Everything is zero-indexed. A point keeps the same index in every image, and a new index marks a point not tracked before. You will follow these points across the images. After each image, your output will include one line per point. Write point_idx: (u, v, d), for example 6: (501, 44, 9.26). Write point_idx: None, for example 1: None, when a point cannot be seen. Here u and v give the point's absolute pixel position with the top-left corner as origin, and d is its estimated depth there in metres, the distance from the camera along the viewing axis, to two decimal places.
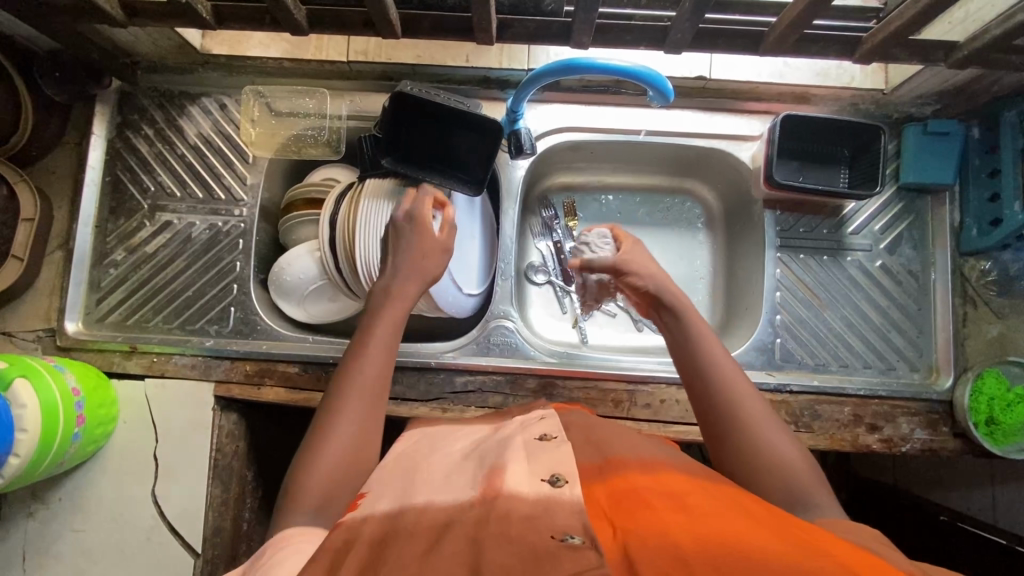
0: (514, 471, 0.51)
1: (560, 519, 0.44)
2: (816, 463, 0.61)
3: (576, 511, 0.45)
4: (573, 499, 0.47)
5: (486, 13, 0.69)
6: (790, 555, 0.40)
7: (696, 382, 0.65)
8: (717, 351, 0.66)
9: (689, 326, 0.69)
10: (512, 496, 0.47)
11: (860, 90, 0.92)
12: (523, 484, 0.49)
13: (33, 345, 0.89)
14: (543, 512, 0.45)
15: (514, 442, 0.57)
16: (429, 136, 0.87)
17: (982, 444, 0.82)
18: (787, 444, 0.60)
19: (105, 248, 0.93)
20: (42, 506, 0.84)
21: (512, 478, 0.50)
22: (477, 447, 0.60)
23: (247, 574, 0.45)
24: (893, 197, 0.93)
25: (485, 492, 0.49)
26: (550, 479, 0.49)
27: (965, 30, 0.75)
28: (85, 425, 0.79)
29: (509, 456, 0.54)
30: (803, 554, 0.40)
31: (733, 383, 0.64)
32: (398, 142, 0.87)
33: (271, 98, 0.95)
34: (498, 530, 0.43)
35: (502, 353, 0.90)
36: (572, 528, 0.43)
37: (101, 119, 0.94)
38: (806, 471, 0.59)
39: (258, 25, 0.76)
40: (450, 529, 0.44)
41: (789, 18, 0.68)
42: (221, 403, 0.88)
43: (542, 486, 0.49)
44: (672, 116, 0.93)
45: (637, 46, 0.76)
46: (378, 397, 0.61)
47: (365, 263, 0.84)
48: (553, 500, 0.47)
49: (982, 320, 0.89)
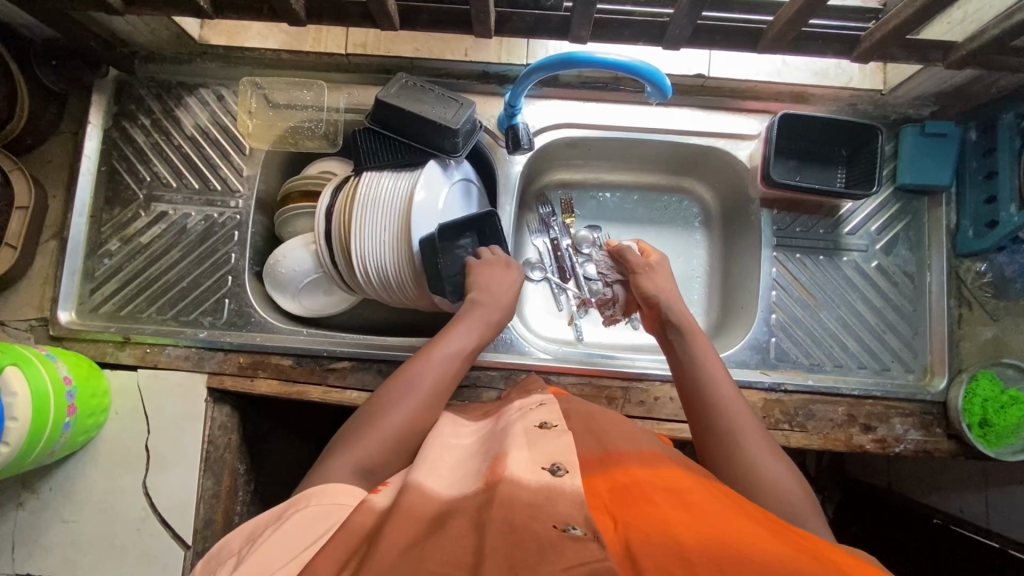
0: (516, 456, 0.50)
1: (560, 509, 0.44)
2: (811, 493, 0.59)
3: (578, 502, 0.45)
4: (574, 489, 0.46)
5: (484, 6, 0.69)
6: (794, 555, 0.40)
7: (698, 408, 0.67)
8: (723, 383, 0.68)
9: (696, 352, 0.72)
10: (513, 482, 0.46)
11: (858, 90, 0.92)
12: (524, 471, 0.48)
13: (25, 334, 0.89)
14: (545, 502, 0.44)
15: (513, 431, 0.56)
16: (397, 117, 0.84)
17: (976, 445, 0.82)
18: (781, 469, 0.60)
19: (99, 238, 0.93)
20: (32, 496, 0.84)
21: (514, 465, 0.49)
22: (479, 439, 0.59)
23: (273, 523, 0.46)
24: (890, 197, 0.93)
25: (487, 481, 0.48)
26: (550, 468, 0.48)
27: (964, 31, 0.75)
28: (76, 414, 0.78)
29: (510, 443, 0.53)
30: (805, 556, 0.40)
31: (735, 413, 0.65)
32: (388, 134, 0.87)
33: (269, 89, 0.95)
34: (495, 520, 0.42)
35: (496, 348, 0.90)
36: (573, 519, 0.43)
37: (98, 108, 0.93)
38: (802, 495, 0.58)
39: (257, 15, 0.75)
40: (451, 516, 0.44)
41: (787, 15, 0.68)
42: (214, 394, 0.88)
43: (542, 474, 0.48)
44: (670, 114, 0.93)
45: (636, 41, 0.76)
46: (422, 416, 0.63)
47: (384, 271, 0.84)
48: (555, 489, 0.46)
49: (976, 322, 0.89)
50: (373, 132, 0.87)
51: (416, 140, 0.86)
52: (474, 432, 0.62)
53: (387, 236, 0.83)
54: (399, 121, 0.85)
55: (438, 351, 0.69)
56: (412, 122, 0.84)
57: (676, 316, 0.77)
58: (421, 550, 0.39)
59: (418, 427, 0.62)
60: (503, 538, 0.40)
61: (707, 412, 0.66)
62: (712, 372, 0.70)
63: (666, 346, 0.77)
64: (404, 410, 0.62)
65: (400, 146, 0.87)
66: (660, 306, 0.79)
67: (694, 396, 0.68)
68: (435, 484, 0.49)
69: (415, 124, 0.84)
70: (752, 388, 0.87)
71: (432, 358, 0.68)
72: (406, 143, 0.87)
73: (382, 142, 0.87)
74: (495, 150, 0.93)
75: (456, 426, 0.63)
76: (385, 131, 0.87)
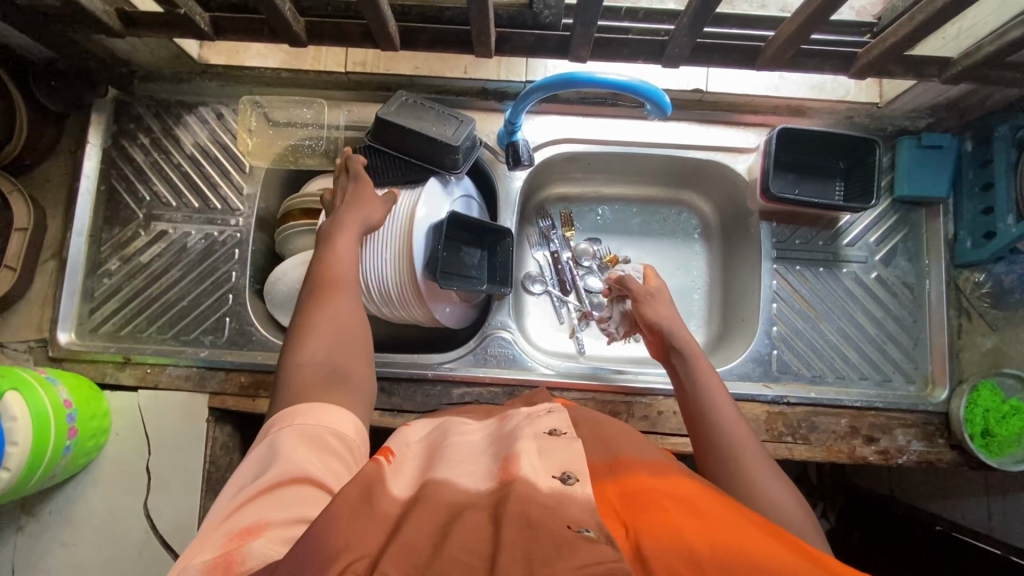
0: (528, 459, 0.50)
1: (572, 513, 0.43)
2: (812, 514, 0.59)
3: (589, 509, 0.44)
4: (585, 496, 0.46)
5: (484, 27, 0.69)
6: (805, 563, 0.39)
7: (701, 430, 0.67)
8: (725, 405, 0.69)
9: (696, 373, 0.74)
10: (527, 483, 0.46)
11: (854, 103, 0.92)
12: (536, 475, 0.47)
13: (25, 355, 0.88)
14: (557, 505, 0.44)
15: (522, 433, 0.56)
16: (403, 138, 0.84)
17: (978, 455, 0.82)
18: (781, 492, 0.59)
19: (100, 257, 0.92)
20: (32, 519, 0.83)
21: (527, 467, 0.48)
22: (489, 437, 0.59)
23: (260, 449, 0.49)
24: (889, 208, 0.94)
25: (502, 478, 0.48)
26: (561, 475, 0.48)
27: (959, 46, 0.76)
28: (77, 437, 0.78)
29: (522, 446, 0.53)
30: (816, 564, 0.39)
31: (737, 434, 0.65)
32: (387, 155, 0.87)
33: (269, 108, 0.95)
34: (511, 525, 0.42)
35: (499, 364, 0.90)
36: (586, 521, 0.42)
37: (96, 128, 0.93)
38: (801, 517, 0.57)
39: (257, 36, 0.75)
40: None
41: (785, 34, 0.69)
42: (215, 413, 0.87)
43: (553, 481, 0.47)
44: (669, 128, 0.94)
45: (635, 59, 0.76)
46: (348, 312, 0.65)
47: (382, 287, 0.85)
48: (566, 495, 0.46)
49: (975, 333, 0.90)
50: (373, 154, 0.88)
51: (418, 158, 0.86)
52: (481, 431, 0.61)
53: (387, 253, 0.83)
54: (405, 141, 0.85)
55: (331, 252, 0.71)
56: (412, 140, 0.84)
57: (677, 338, 0.78)
58: None
59: (353, 310, 0.66)
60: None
61: (711, 434, 0.66)
62: (712, 394, 0.70)
63: (670, 368, 0.78)
64: (329, 313, 0.64)
65: (401, 163, 0.87)
66: (663, 333, 0.80)
67: (698, 415, 0.69)
68: None
69: (415, 141, 0.84)
70: (754, 401, 0.87)
71: (323, 277, 0.68)
72: (407, 162, 0.87)
73: (386, 163, 0.87)
74: (494, 165, 0.94)
75: (458, 428, 0.62)
76: (385, 151, 0.87)
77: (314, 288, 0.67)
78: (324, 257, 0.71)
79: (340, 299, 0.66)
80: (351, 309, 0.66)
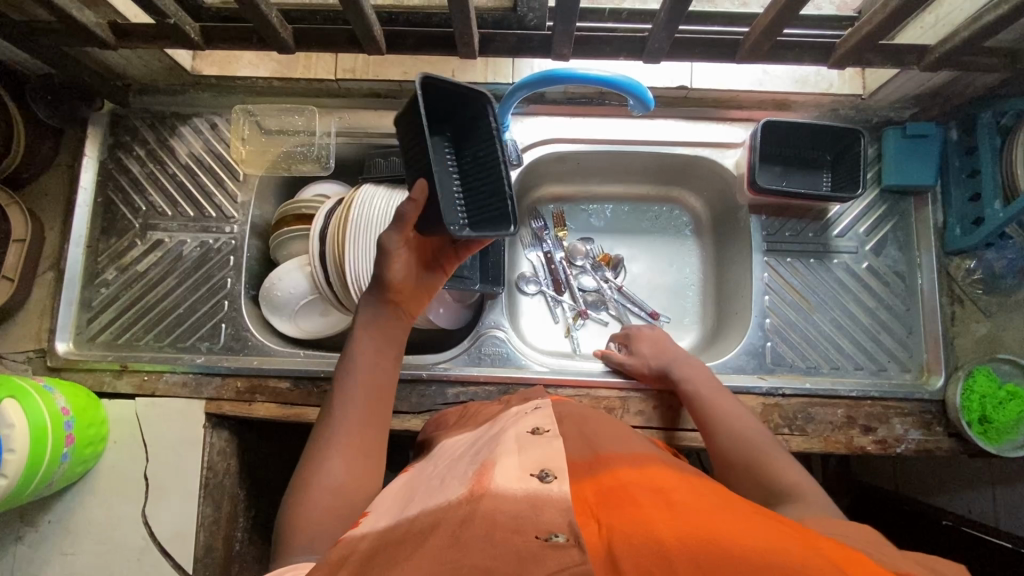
0: (503, 467, 0.51)
1: (545, 517, 0.43)
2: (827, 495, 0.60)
3: (563, 508, 0.44)
4: (561, 495, 0.46)
5: (467, 29, 0.70)
6: (770, 544, 0.39)
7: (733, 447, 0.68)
8: (740, 417, 0.72)
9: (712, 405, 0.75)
10: (498, 495, 0.46)
11: (838, 96, 0.93)
12: (511, 482, 0.48)
13: (23, 366, 0.89)
14: (530, 511, 0.44)
15: (506, 436, 0.57)
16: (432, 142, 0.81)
17: (976, 442, 0.81)
18: (801, 473, 0.63)
19: (96, 268, 0.94)
20: (31, 529, 0.83)
21: (501, 476, 0.49)
22: (475, 441, 0.61)
23: None
24: (877, 199, 0.95)
25: (474, 489, 0.48)
26: (538, 474, 0.49)
27: (937, 34, 0.77)
28: (74, 445, 0.78)
29: (501, 451, 0.54)
30: (781, 544, 0.39)
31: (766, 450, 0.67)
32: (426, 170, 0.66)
33: (260, 116, 0.98)
34: (479, 536, 0.42)
35: (493, 362, 0.91)
36: (556, 526, 0.42)
37: (93, 141, 0.95)
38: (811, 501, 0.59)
39: (246, 44, 0.77)
40: (435, 529, 0.44)
41: (761, 27, 0.70)
42: (212, 419, 0.87)
43: (530, 481, 0.48)
44: (656, 125, 0.95)
45: (617, 57, 0.78)
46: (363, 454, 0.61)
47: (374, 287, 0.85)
48: (541, 497, 0.46)
49: (970, 320, 0.90)
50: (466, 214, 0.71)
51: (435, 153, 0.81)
52: (469, 436, 0.64)
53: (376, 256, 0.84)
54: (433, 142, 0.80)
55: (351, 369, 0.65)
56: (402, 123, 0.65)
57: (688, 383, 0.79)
58: (409, 564, 0.39)
59: (371, 452, 0.62)
60: (487, 553, 0.40)
61: (739, 450, 0.68)
62: (736, 421, 0.72)
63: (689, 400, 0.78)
64: (342, 457, 0.59)
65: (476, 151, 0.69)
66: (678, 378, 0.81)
67: (729, 437, 0.70)
68: (430, 503, 0.49)
69: None
70: (749, 393, 0.87)
71: (339, 410, 0.62)
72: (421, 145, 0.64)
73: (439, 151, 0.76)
74: None
75: (454, 443, 0.65)
76: (453, 190, 0.71)
77: (326, 423, 0.62)
78: (351, 372, 0.65)
79: (357, 444, 0.61)
80: (372, 455, 0.62)
